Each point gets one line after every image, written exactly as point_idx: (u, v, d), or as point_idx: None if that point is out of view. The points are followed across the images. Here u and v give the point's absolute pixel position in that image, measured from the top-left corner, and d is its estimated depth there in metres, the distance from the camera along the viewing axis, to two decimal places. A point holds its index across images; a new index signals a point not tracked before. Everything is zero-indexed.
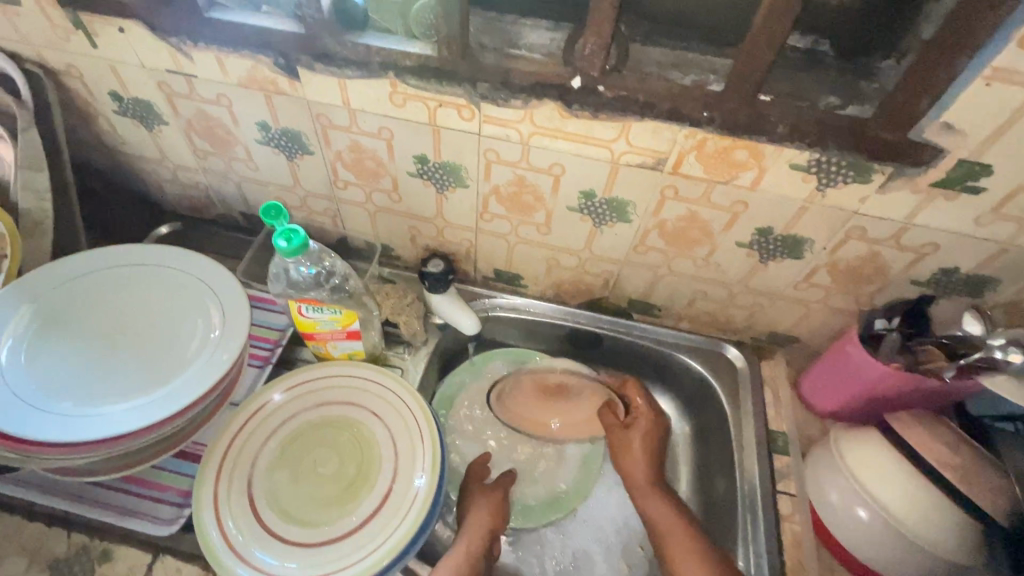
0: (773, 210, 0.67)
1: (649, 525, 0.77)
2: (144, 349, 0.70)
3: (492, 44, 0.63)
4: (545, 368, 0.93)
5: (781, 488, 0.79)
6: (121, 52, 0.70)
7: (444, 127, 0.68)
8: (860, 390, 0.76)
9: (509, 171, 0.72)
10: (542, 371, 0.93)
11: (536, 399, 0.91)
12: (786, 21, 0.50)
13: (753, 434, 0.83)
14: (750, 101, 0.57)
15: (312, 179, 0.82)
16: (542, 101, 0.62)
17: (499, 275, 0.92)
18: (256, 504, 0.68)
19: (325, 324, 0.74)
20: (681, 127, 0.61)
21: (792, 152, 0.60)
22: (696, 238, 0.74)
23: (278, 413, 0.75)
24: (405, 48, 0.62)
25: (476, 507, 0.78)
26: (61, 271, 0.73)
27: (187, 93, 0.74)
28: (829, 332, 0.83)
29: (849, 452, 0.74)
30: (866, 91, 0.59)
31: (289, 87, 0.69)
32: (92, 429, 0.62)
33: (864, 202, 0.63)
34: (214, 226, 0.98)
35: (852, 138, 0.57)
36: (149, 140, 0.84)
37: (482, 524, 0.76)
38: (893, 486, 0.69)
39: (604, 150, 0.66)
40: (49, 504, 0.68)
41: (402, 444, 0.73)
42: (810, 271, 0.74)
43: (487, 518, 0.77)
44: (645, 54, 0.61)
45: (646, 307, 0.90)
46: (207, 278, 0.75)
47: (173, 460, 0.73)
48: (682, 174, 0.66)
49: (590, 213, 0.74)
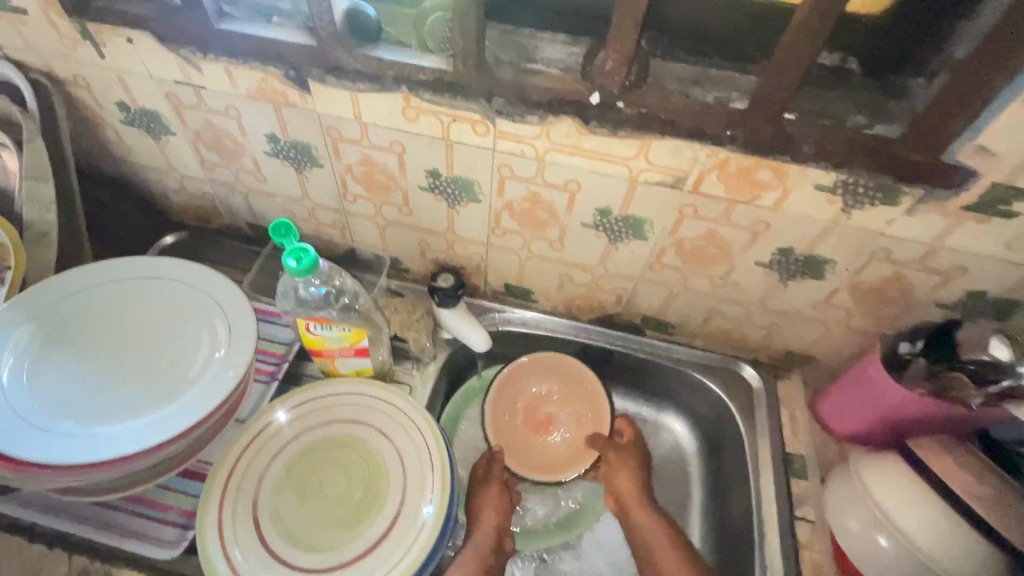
0: (796, 230, 0.65)
1: (638, 541, 0.78)
2: (149, 366, 0.68)
3: (509, 58, 0.61)
4: (535, 390, 0.89)
5: (800, 514, 0.77)
6: (129, 62, 0.69)
7: (458, 142, 0.67)
8: (881, 414, 0.74)
9: (523, 186, 0.70)
10: (531, 394, 0.89)
11: (520, 422, 0.87)
12: (818, 40, 0.48)
13: (771, 457, 0.80)
14: (776, 120, 0.55)
15: (321, 191, 0.81)
16: (559, 117, 0.60)
17: (510, 289, 0.90)
18: (261, 527, 0.66)
19: (333, 341, 0.72)
20: (703, 146, 0.59)
21: (817, 172, 0.58)
22: (714, 257, 0.72)
23: (283, 431, 0.73)
24: (420, 62, 0.60)
25: (483, 505, 0.78)
26: (64, 285, 0.71)
27: (195, 104, 0.72)
28: (848, 352, 0.81)
29: (871, 480, 0.72)
30: (894, 110, 0.57)
31: (300, 99, 0.67)
32: (95, 451, 0.60)
33: (892, 224, 0.61)
34: (220, 237, 0.97)
35: (881, 160, 0.55)
36: (156, 150, 0.82)
37: (489, 528, 0.76)
38: (919, 518, 0.66)
39: (622, 168, 0.64)
40: (53, 526, 0.67)
41: (411, 465, 0.71)
42: (831, 291, 0.72)
43: (493, 517, 0.77)
44: (665, 70, 0.60)
45: (660, 324, 0.88)
46: (213, 292, 0.73)
47: (177, 479, 0.71)
48: (702, 193, 0.64)
49: (606, 230, 0.73)
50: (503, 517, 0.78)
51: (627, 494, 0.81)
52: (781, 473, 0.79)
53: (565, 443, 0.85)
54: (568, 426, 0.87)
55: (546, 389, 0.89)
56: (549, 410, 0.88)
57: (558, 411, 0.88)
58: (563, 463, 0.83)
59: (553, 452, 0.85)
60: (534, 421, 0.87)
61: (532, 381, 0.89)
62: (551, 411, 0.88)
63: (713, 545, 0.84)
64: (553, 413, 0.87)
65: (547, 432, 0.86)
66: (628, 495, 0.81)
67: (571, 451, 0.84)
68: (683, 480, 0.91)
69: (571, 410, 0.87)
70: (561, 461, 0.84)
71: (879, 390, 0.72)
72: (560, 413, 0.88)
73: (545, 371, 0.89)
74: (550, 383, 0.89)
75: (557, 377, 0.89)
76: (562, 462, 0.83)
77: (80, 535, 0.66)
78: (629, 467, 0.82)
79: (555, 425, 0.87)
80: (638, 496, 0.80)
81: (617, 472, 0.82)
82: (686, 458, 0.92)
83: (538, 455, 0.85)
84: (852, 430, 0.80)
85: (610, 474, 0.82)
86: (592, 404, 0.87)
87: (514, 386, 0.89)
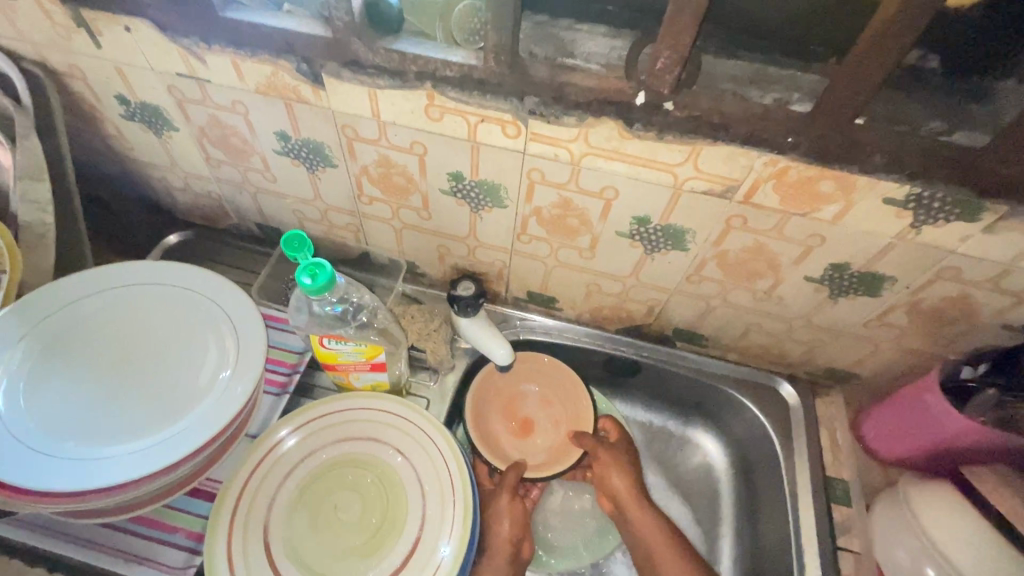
0: (855, 245, 0.59)
1: (641, 547, 0.75)
2: (154, 381, 0.64)
3: (544, 53, 0.55)
4: (515, 390, 0.85)
5: (843, 543, 0.72)
6: (128, 53, 0.63)
7: (484, 144, 0.61)
8: (935, 441, 0.70)
9: (554, 193, 0.64)
10: (509, 394, 0.85)
11: (497, 423, 0.83)
12: (907, 38, 0.42)
13: (811, 481, 0.75)
14: (846, 126, 0.49)
15: (334, 193, 0.75)
16: (600, 119, 0.55)
17: (533, 296, 0.85)
18: (273, 555, 0.63)
19: (348, 356, 0.68)
20: (760, 153, 0.53)
21: (887, 185, 0.52)
22: (759, 270, 0.67)
23: (296, 449, 0.69)
24: (446, 56, 0.55)
25: (494, 518, 0.73)
26: (64, 292, 0.67)
27: (199, 99, 0.67)
28: (897, 370, 0.76)
29: (924, 510, 0.67)
30: (976, 115, 0.51)
31: (313, 96, 0.61)
32: (94, 476, 0.56)
33: (965, 241, 0.55)
34: (227, 237, 0.92)
35: (963, 172, 0.50)
36: (158, 146, 0.77)
37: (504, 542, 0.72)
38: (979, 555, 0.61)
39: (667, 175, 0.58)
40: (51, 549, 0.63)
41: (430, 489, 0.67)
42: (885, 308, 0.67)
43: (506, 529, 0.73)
44: (718, 68, 0.54)
45: (692, 336, 0.83)
46: (221, 301, 0.69)
47: (184, 498, 0.67)
48: (754, 204, 0.58)
49: (642, 239, 0.67)
50: (517, 530, 0.73)
51: (622, 492, 0.78)
52: (822, 498, 0.74)
53: (546, 443, 0.82)
54: (548, 426, 0.83)
55: (526, 389, 0.85)
56: (527, 411, 0.84)
57: (537, 412, 0.84)
58: (546, 462, 0.80)
59: (533, 452, 0.81)
60: (512, 421, 0.83)
61: (513, 381, 0.85)
62: (529, 412, 0.84)
63: (744, 568, 0.80)
64: (531, 413, 0.84)
65: (526, 432, 0.83)
66: (620, 491, 0.78)
67: (552, 451, 0.81)
68: (713, 498, 0.88)
69: (551, 410, 0.84)
70: (543, 461, 0.80)
71: (934, 414, 0.68)
72: (539, 413, 0.84)
73: (525, 372, 0.86)
74: (529, 384, 0.85)
75: (537, 377, 0.86)
76: (544, 463, 0.80)
77: (81, 560, 0.63)
78: (620, 464, 0.79)
79: (536, 425, 0.83)
80: (635, 495, 0.78)
81: (604, 467, 0.79)
82: (716, 476, 0.89)
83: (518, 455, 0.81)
84: (894, 453, 0.76)
85: (602, 472, 0.79)
86: (573, 404, 0.84)
87: (492, 385, 0.84)
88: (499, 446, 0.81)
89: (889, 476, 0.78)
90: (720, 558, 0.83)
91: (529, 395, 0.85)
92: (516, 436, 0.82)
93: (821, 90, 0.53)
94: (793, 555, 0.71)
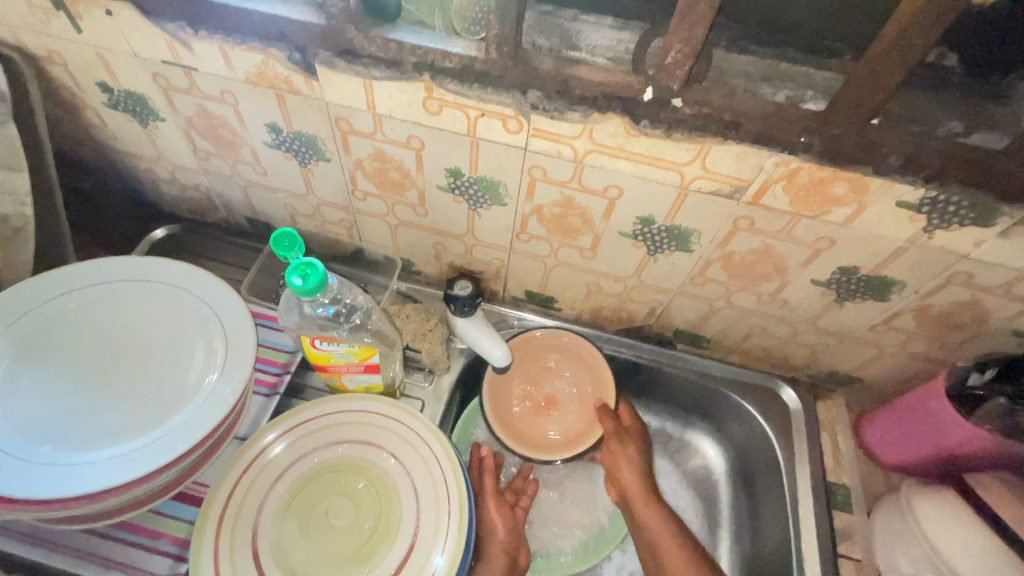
0: (863, 249, 0.58)
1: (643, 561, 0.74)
2: (139, 382, 0.62)
3: (548, 45, 0.53)
4: (536, 368, 0.84)
5: (843, 551, 0.71)
6: (110, 38, 0.60)
7: (484, 139, 0.58)
8: (938, 447, 0.69)
9: (555, 190, 0.62)
10: (534, 375, 0.84)
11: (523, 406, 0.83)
12: (933, 34, 0.40)
13: (811, 485, 0.74)
14: (862, 126, 0.47)
15: (327, 188, 0.73)
16: (606, 115, 0.53)
17: (531, 296, 0.83)
18: (261, 561, 0.61)
19: (340, 357, 0.66)
20: (772, 153, 0.51)
21: (902, 188, 0.51)
22: (765, 273, 0.65)
23: (287, 452, 0.67)
24: (446, 47, 0.52)
25: (490, 516, 0.73)
26: (43, 289, 0.64)
27: (186, 88, 0.64)
28: (900, 375, 0.75)
29: (927, 518, 0.65)
30: (995, 116, 0.49)
31: (306, 86, 0.59)
32: (72, 483, 0.53)
33: (979, 246, 0.54)
34: (215, 231, 0.89)
35: (980, 176, 0.48)
36: (143, 136, 0.74)
37: (498, 549, 0.71)
38: (982, 565, 0.60)
39: (674, 174, 0.56)
40: (28, 555, 0.60)
41: (426, 493, 0.65)
42: (892, 313, 0.65)
43: (501, 525, 0.72)
44: (730, 63, 0.52)
45: (694, 339, 0.82)
46: (209, 299, 0.66)
47: (169, 502, 0.65)
48: (762, 206, 0.56)
49: (646, 240, 0.65)
50: (513, 537, 0.73)
51: (630, 487, 0.77)
52: (823, 504, 0.73)
53: (572, 423, 0.81)
54: (574, 407, 0.82)
55: (552, 370, 0.84)
56: (553, 392, 0.83)
57: (564, 393, 0.83)
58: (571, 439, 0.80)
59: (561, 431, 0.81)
60: (538, 402, 0.83)
61: (535, 360, 0.84)
62: (556, 392, 0.83)
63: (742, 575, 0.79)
64: (553, 393, 0.83)
65: (552, 412, 0.82)
66: (625, 482, 0.77)
67: (577, 429, 0.81)
68: (709, 500, 0.87)
69: (572, 388, 0.83)
70: (569, 439, 0.80)
71: (941, 423, 0.67)
72: (565, 394, 0.83)
73: (550, 352, 0.84)
74: (555, 364, 0.84)
75: (557, 353, 0.84)
76: (566, 443, 0.79)
77: (61, 566, 0.60)
78: (631, 457, 0.78)
79: (557, 404, 0.83)
80: (643, 490, 0.76)
81: (614, 456, 0.78)
82: (715, 480, 0.88)
83: (542, 437, 0.81)
84: (897, 458, 0.75)
85: (613, 466, 0.78)
86: (597, 379, 0.82)
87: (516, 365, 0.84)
88: (525, 429, 0.81)
89: (891, 482, 0.77)
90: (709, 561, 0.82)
91: (550, 377, 0.84)
92: (540, 419, 0.82)
93: (835, 88, 0.51)
94: (794, 561, 0.70)
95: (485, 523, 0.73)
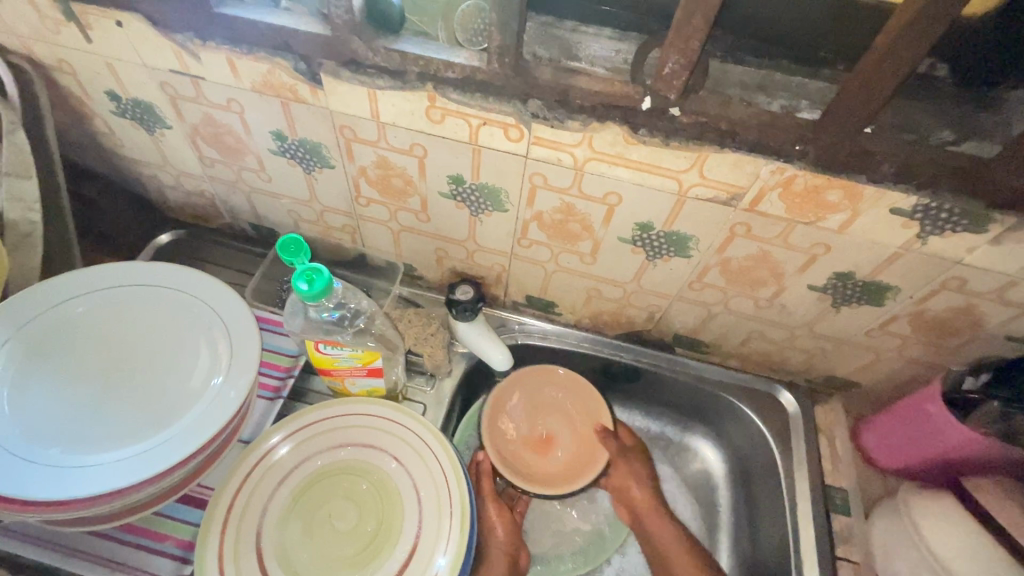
0: (858, 255, 0.59)
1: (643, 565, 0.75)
2: (143, 386, 0.63)
3: (549, 56, 0.55)
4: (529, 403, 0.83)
5: (841, 553, 0.71)
6: (119, 48, 0.61)
7: (485, 147, 0.60)
8: (935, 451, 0.69)
9: (555, 197, 0.63)
10: (527, 410, 0.83)
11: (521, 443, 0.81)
12: (922, 46, 0.41)
13: (809, 488, 0.75)
14: (855, 135, 0.49)
15: (331, 194, 0.74)
16: (605, 124, 0.54)
17: (532, 301, 0.84)
18: (265, 565, 0.61)
19: (344, 361, 0.67)
20: (767, 161, 0.52)
21: (895, 195, 0.52)
22: (762, 278, 0.66)
23: (290, 455, 0.68)
24: (449, 57, 0.53)
25: (491, 522, 0.74)
26: (50, 294, 0.65)
27: (193, 96, 0.65)
28: (896, 379, 0.76)
29: (924, 521, 0.66)
30: (986, 125, 0.51)
31: (311, 95, 0.60)
32: (79, 485, 0.54)
33: (971, 252, 0.55)
34: (219, 236, 0.91)
35: (971, 183, 0.49)
36: (149, 143, 0.75)
37: (500, 553, 0.72)
38: (979, 568, 0.61)
39: (671, 181, 0.57)
40: (34, 557, 0.61)
41: (428, 497, 0.66)
42: (887, 318, 0.66)
43: (501, 531, 0.73)
44: (726, 74, 0.54)
45: (693, 343, 0.83)
46: (214, 304, 0.67)
47: (173, 505, 0.66)
48: (759, 212, 0.57)
49: (645, 245, 0.66)
50: (514, 541, 0.73)
51: (640, 501, 0.79)
52: (821, 507, 0.73)
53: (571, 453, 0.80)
54: (573, 438, 0.82)
55: (543, 405, 0.83)
56: (550, 426, 0.82)
57: (559, 425, 0.82)
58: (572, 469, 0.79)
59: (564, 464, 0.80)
60: (532, 437, 0.82)
61: (528, 393, 0.84)
62: (550, 426, 0.82)
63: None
64: (549, 426, 0.82)
65: (549, 446, 0.81)
66: (635, 497, 0.79)
67: (577, 459, 0.80)
68: (708, 504, 0.88)
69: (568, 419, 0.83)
70: (569, 470, 0.79)
71: (937, 427, 0.68)
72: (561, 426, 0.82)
73: (541, 386, 0.84)
74: (546, 399, 0.84)
75: (550, 386, 0.84)
76: (567, 476, 0.78)
77: (67, 567, 0.61)
78: (640, 474, 0.80)
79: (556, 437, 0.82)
80: (653, 504, 0.78)
81: (622, 476, 0.79)
82: (714, 484, 0.89)
83: (542, 472, 0.79)
84: (896, 463, 0.75)
85: (621, 483, 0.80)
86: (593, 407, 0.82)
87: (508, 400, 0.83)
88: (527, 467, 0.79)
89: (889, 486, 0.77)
90: None
91: (545, 411, 0.83)
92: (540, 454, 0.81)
93: (829, 97, 0.53)
94: (792, 564, 0.71)
95: (486, 530, 0.73)
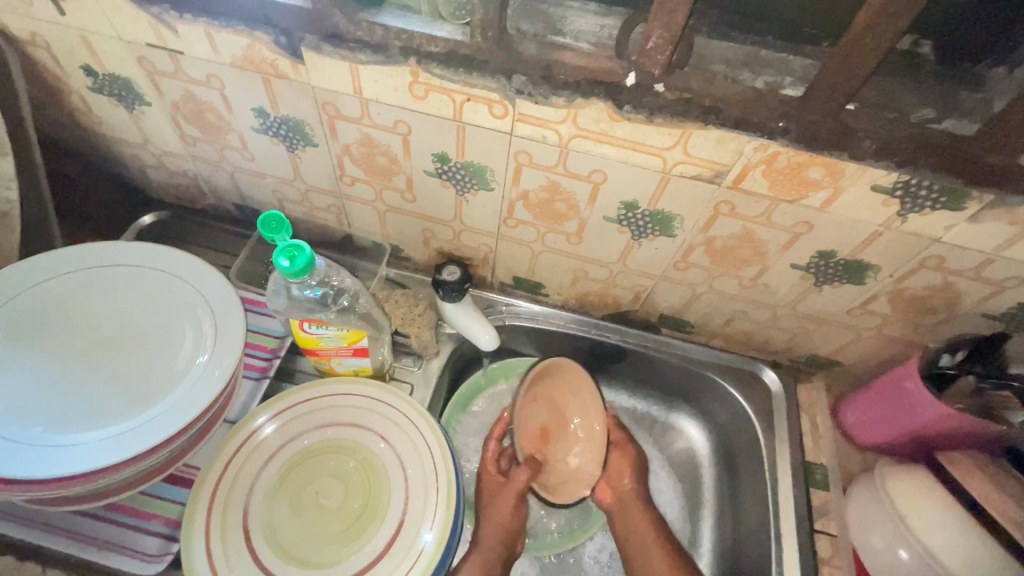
0: (841, 232, 0.59)
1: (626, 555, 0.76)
2: (126, 367, 0.62)
3: (533, 30, 0.54)
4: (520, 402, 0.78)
5: (820, 527, 0.73)
6: (94, 20, 0.60)
7: (470, 124, 0.59)
8: (913, 428, 0.71)
9: (541, 176, 0.63)
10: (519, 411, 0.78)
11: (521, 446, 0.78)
12: (904, 21, 0.41)
13: (790, 465, 0.76)
14: (837, 112, 0.49)
15: (316, 173, 0.73)
16: (589, 100, 0.53)
17: (519, 281, 0.84)
18: (252, 540, 0.62)
19: (329, 340, 0.67)
20: (750, 137, 0.52)
21: (876, 172, 0.52)
22: (746, 257, 0.67)
23: (276, 435, 0.68)
24: (432, 32, 0.53)
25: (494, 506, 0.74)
26: (30, 273, 0.64)
27: (172, 72, 0.64)
28: (877, 358, 0.77)
29: (900, 495, 0.68)
30: (966, 103, 0.51)
31: (292, 70, 0.59)
32: (61, 463, 0.54)
33: (950, 230, 0.55)
34: (203, 216, 0.89)
35: (949, 161, 0.50)
36: (128, 120, 0.74)
37: (494, 538, 0.72)
38: (952, 540, 0.62)
39: (656, 159, 0.57)
40: (18, 536, 0.61)
41: (414, 474, 0.67)
42: (868, 297, 0.67)
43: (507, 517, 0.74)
44: (711, 49, 0.53)
45: (678, 324, 0.84)
46: (198, 283, 0.66)
47: (160, 484, 0.66)
48: (743, 190, 0.58)
49: (630, 225, 0.66)
50: (513, 525, 0.74)
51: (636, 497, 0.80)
52: (802, 482, 0.75)
53: (561, 466, 0.80)
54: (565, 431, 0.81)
55: (552, 404, 0.81)
56: (542, 423, 0.80)
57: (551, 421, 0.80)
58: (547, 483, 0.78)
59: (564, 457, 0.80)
60: (531, 433, 0.79)
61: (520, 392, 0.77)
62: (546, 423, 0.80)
63: (724, 553, 0.82)
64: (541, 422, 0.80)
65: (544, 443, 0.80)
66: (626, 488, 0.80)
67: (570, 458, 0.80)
68: (693, 481, 0.89)
69: (557, 412, 0.81)
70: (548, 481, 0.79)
71: (915, 403, 0.69)
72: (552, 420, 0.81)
73: (569, 390, 0.81)
74: (561, 401, 0.81)
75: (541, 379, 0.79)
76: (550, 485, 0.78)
77: (54, 547, 0.61)
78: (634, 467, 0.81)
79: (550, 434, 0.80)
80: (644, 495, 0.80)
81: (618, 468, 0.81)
82: (699, 462, 0.90)
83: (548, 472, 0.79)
84: (875, 439, 0.77)
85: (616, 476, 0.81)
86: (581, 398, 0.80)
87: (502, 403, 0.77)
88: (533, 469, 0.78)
89: (867, 462, 0.79)
90: (691, 540, 0.85)
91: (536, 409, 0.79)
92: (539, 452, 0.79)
93: (812, 73, 0.53)
94: (773, 538, 0.72)
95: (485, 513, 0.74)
